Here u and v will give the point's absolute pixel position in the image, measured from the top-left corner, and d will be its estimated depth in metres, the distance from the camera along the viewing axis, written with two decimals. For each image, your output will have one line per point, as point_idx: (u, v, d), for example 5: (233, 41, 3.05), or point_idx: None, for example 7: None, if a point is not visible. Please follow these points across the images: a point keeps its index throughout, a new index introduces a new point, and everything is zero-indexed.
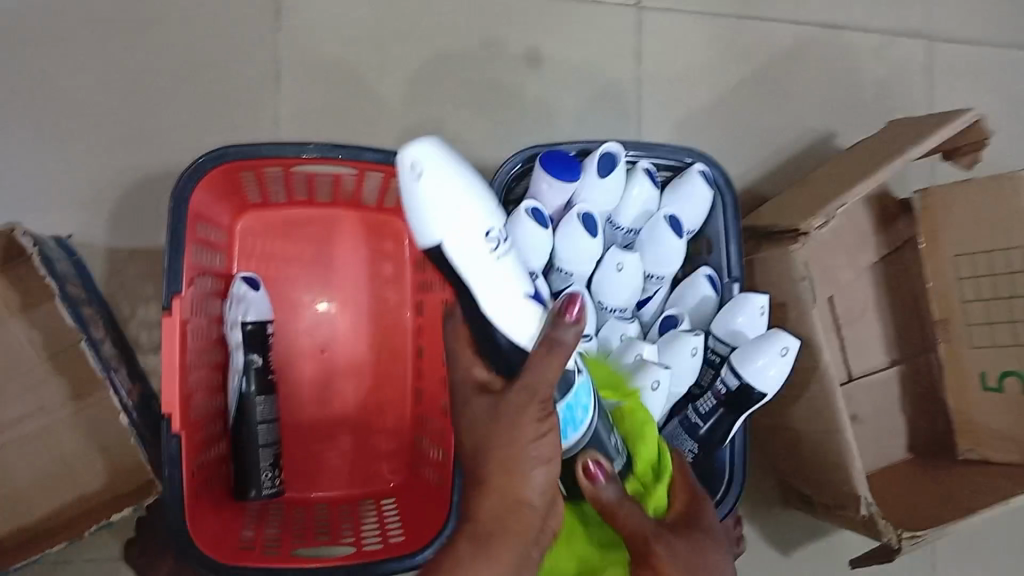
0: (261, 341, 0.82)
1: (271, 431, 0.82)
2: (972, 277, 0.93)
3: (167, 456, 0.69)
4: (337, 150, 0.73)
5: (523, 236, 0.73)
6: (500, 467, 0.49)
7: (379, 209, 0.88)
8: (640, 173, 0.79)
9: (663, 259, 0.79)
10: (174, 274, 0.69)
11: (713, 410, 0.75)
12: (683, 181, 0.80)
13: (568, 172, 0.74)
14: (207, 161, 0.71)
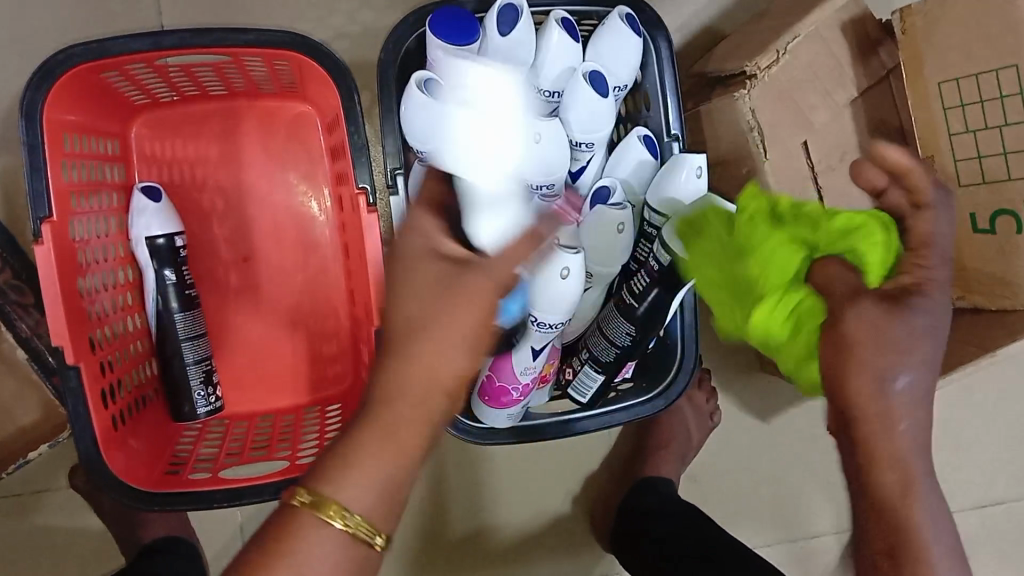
0: (170, 255, 0.76)
1: (199, 347, 0.78)
2: (960, 104, 0.81)
3: (68, 390, 0.65)
4: (200, 36, 0.64)
5: (418, 114, 0.65)
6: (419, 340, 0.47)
7: (282, 96, 0.80)
8: (557, 24, 0.68)
9: (588, 122, 0.69)
10: (37, 198, 0.63)
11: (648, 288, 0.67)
12: (606, 30, 0.69)
13: (462, 36, 0.64)
14: (54, 66, 0.63)
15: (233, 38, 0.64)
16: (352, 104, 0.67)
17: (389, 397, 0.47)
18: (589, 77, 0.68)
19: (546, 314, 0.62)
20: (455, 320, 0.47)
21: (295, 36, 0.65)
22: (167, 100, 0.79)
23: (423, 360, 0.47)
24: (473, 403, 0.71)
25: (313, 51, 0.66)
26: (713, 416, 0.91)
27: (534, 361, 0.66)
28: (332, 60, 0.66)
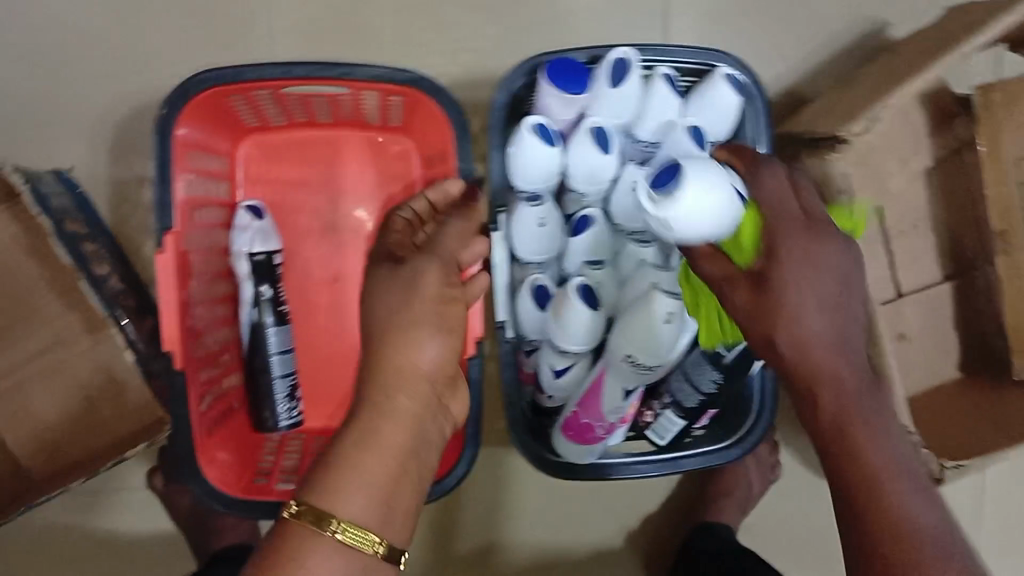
0: (269, 271, 0.79)
1: (288, 361, 0.80)
2: None
3: (174, 395, 0.68)
4: (327, 69, 0.67)
5: (528, 155, 0.68)
6: (400, 333, 0.53)
7: (384, 128, 0.83)
8: (660, 78, 0.71)
9: None
10: (163, 209, 0.66)
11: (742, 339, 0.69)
12: (707, 87, 0.72)
13: (573, 84, 0.67)
14: (190, 88, 0.67)
15: (357, 72, 0.68)
16: (461, 141, 0.70)
17: (380, 403, 0.51)
18: (690, 132, 0.71)
19: (645, 356, 0.63)
20: (432, 313, 0.54)
21: (415, 74, 0.69)
22: (276, 124, 0.82)
23: (401, 352, 0.53)
24: (555, 436, 0.74)
25: (430, 90, 0.69)
26: (774, 469, 0.92)
27: (623, 404, 0.69)
28: (445, 96, 0.69)
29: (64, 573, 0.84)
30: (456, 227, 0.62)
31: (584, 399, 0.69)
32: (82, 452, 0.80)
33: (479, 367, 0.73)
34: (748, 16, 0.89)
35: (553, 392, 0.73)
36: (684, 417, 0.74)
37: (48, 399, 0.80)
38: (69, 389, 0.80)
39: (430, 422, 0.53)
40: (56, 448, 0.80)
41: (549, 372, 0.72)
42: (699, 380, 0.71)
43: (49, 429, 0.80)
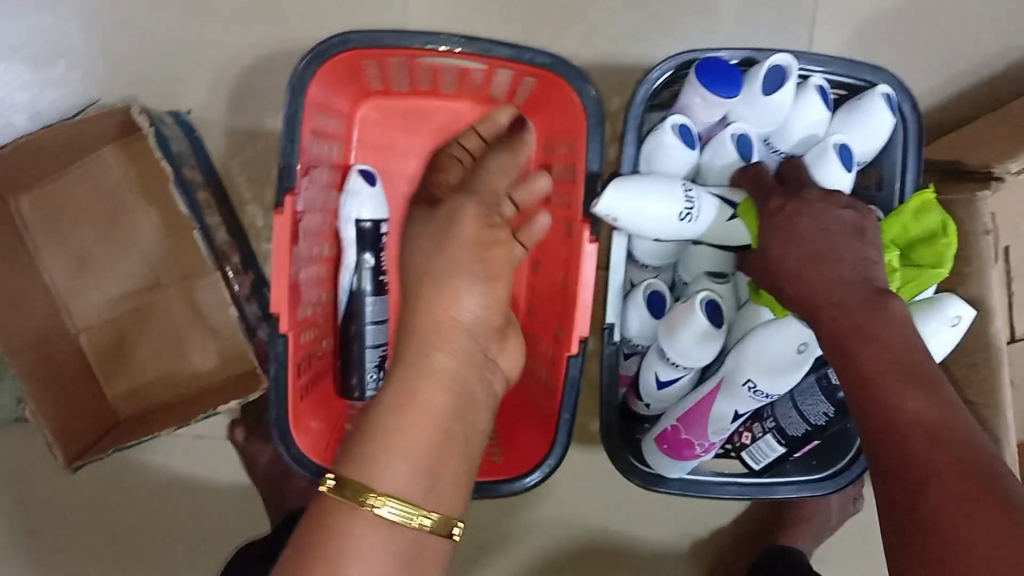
0: (374, 239, 0.78)
1: (381, 332, 0.79)
2: None
3: (274, 356, 0.67)
4: (474, 44, 0.65)
5: (666, 156, 0.65)
6: (431, 285, 0.62)
7: (507, 105, 0.81)
8: (813, 89, 0.67)
9: None
10: (288, 168, 0.65)
11: None
12: (863, 104, 0.68)
13: (724, 87, 0.64)
14: (329, 48, 0.64)
15: (500, 51, 0.65)
16: (594, 134, 0.67)
17: (413, 359, 0.57)
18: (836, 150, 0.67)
19: (764, 382, 0.60)
20: (476, 262, 0.63)
21: (557, 58, 0.66)
22: (398, 90, 0.80)
23: (444, 301, 0.61)
24: (647, 447, 0.71)
25: (572, 76, 0.66)
26: (857, 502, 0.89)
27: (729, 425, 0.66)
28: (584, 83, 0.66)
29: (138, 513, 0.85)
30: (501, 162, 0.71)
31: (688, 414, 0.66)
32: (169, 389, 0.82)
33: (579, 366, 0.70)
34: (895, 32, 0.85)
35: (652, 402, 0.71)
36: (785, 445, 0.70)
37: (138, 333, 0.81)
38: (161, 330, 0.82)
39: (473, 374, 0.58)
40: (144, 383, 0.82)
41: (652, 381, 0.69)
42: (809, 411, 0.67)
43: (139, 363, 0.82)
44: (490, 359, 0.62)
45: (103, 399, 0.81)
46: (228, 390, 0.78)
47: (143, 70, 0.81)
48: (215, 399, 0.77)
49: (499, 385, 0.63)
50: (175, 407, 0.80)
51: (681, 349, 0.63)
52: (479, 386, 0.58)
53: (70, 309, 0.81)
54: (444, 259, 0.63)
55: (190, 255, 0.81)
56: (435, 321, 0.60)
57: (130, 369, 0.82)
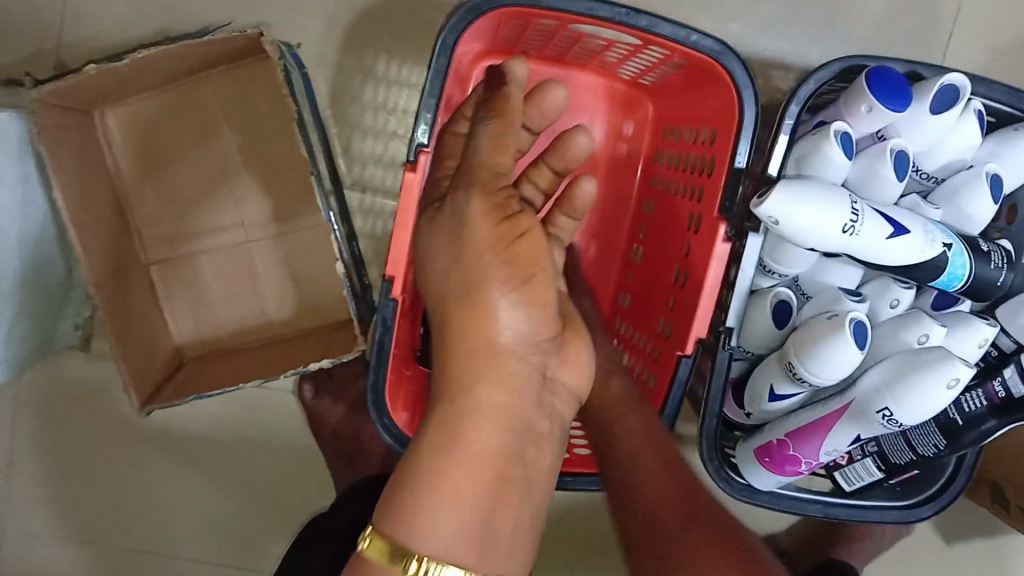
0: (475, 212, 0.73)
1: None
2: None
3: (381, 320, 0.63)
4: (638, 17, 0.61)
5: (825, 162, 0.62)
6: (478, 299, 0.48)
7: (630, 83, 0.78)
8: (973, 113, 0.65)
9: (970, 221, 0.66)
10: (426, 124, 0.61)
11: (980, 413, 0.64)
12: (1020, 135, 0.66)
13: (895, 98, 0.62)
14: (487, 1, 0.60)
15: (665, 28, 0.61)
16: (746, 128, 0.64)
17: (457, 390, 0.49)
18: (989, 178, 0.65)
19: (903, 411, 0.58)
20: (501, 269, 0.48)
21: (722, 44, 0.62)
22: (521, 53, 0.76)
23: (480, 322, 0.48)
24: (743, 456, 0.69)
25: (734, 67, 0.63)
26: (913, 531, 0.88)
27: (843, 448, 0.63)
28: (745, 73, 0.63)
29: (184, 463, 0.80)
30: (491, 126, 0.49)
31: (800, 431, 0.64)
32: (238, 333, 0.78)
33: (687, 369, 0.66)
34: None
35: (756, 412, 0.68)
36: (884, 471, 0.68)
37: (212, 269, 0.77)
38: (237, 271, 0.77)
39: (529, 400, 0.50)
40: (213, 325, 0.77)
41: (763, 394, 0.66)
42: (919, 441, 0.65)
43: (211, 301, 0.77)
44: (550, 377, 0.51)
45: (168, 337, 0.76)
46: (310, 341, 0.75)
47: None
48: (294, 352, 0.73)
49: (564, 402, 0.53)
50: (249, 353, 0.76)
51: (817, 367, 0.60)
52: (539, 415, 0.51)
53: (144, 241, 0.76)
54: (465, 270, 0.48)
55: (281, 196, 0.77)
56: (467, 344, 0.49)
57: (199, 306, 0.77)
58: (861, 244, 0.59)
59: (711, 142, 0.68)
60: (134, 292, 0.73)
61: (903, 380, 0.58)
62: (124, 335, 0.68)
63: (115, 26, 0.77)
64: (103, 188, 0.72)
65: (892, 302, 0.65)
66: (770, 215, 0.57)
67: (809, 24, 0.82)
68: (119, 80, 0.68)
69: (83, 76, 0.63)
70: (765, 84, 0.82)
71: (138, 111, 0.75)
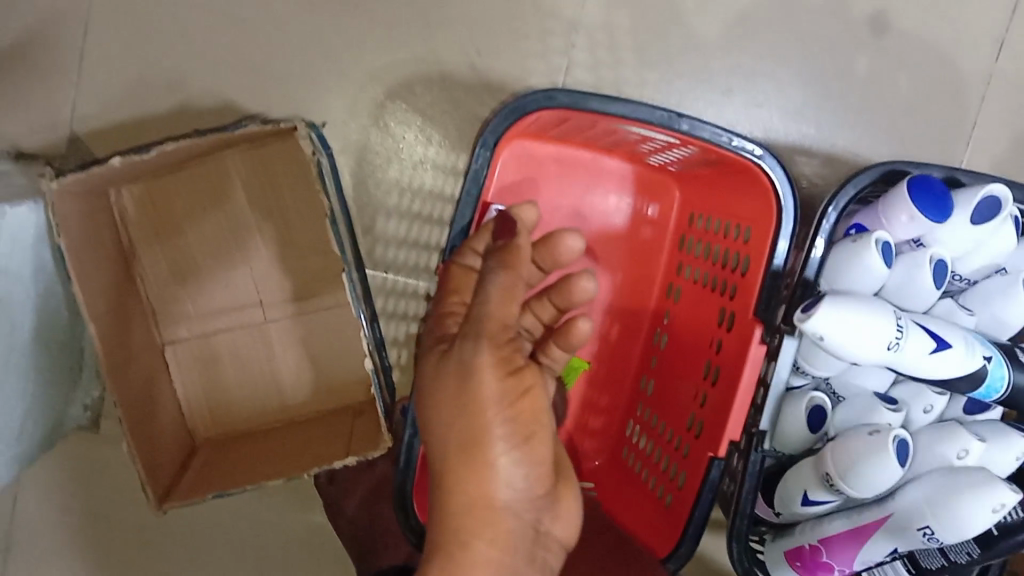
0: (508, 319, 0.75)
1: None
2: None
3: (411, 420, 0.62)
4: (679, 121, 0.61)
5: (865, 271, 0.61)
6: (476, 451, 0.50)
7: (658, 169, 0.77)
8: (1010, 219, 0.64)
9: (1003, 325, 0.66)
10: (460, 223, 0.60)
11: (1018, 523, 0.61)
12: None
13: (935, 209, 0.61)
14: (530, 102, 0.60)
15: (706, 132, 0.61)
16: (785, 230, 0.63)
17: (450, 546, 0.51)
18: None
19: (943, 531, 0.57)
20: (505, 425, 0.50)
21: (763, 148, 0.62)
22: (550, 136, 0.75)
23: (478, 477, 0.50)
24: (771, 556, 0.68)
25: (774, 171, 0.62)
26: None
27: (878, 558, 0.62)
28: (785, 177, 0.63)
29: (187, 550, 0.76)
30: (501, 280, 0.52)
31: (834, 538, 0.62)
32: (254, 415, 0.75)
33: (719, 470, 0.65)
34: None
35: (785, 511, 0.66)
36: (912, 574, 0.66)
37: (229, 349, 0.75)
38: (254, 354, 0.75)
39: (522, 555, 0.52)
40: (227, 406, 0.75)
41: (795, 497, 0.64)
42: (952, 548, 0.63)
43: (226, 381, 0.75)
44: (544, 532, 0.54)
45: (180, 420, 0.74)
46: (329, 425, 0.72)
47: (282, 75, 0.77)
48: (313, 437, 0.70)
49: (554, 556, 0.55)
50: (266, 436, 0.74)
51: (856, 482, 0.59)
52: (530, 569, 0.53)
53: (160, 321, 0.74)
54: (465, 423, 0.50)
55: (300, 277, 0.75)
56: (468, 502, 0.51)
57: (212, 386, 0.75)
58: (907, 359, 0.58)
59: (746, 241, 0.66)
60: (149, 374, 0.71)
61: (943, 500, 0.57)
62: (137, 428, 0.65)
63: (138, 103, 0.77)
64: (118, 268, 0.70)
65: (926, 407, 0.64)
66: (819, 331, 0.56)
67: (837, 112, 0.81)
68: (140, 164, 0.67)
69: (107, 167, 0.62)
70: (792, 169, 0.81)
71: (159, 189, 0.73)
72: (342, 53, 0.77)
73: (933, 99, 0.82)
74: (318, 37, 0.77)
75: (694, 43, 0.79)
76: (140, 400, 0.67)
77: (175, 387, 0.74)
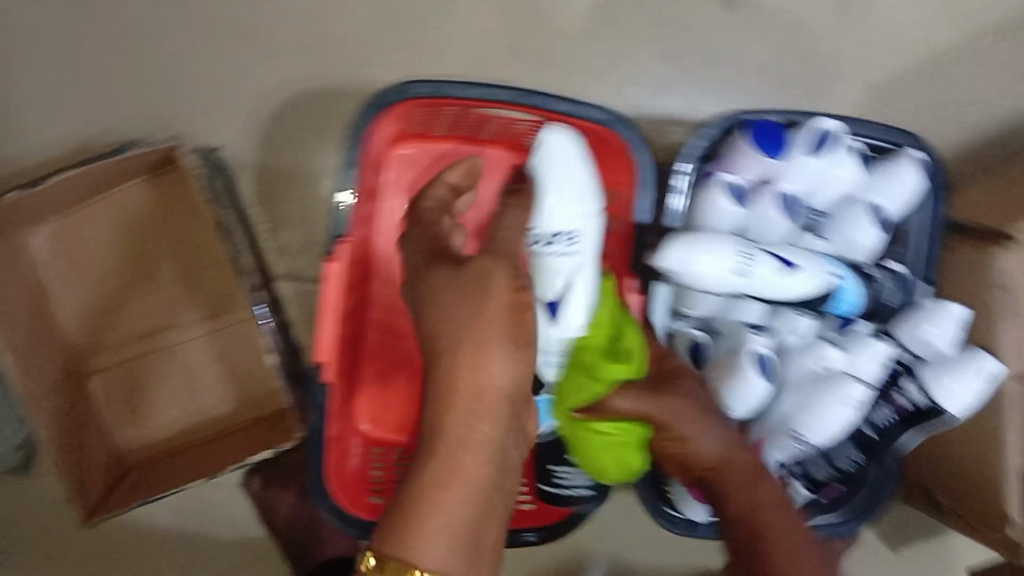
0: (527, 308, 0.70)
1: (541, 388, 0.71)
2: None
3: (314, 404, 0.67)
4: (533, 97, 0.66)
5: (713, 213, 0.68)
6: (482, 352, 0.46)
7: None
8: (849, 152, 0.70)
9: (858, 249, 0.72)
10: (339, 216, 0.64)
11: (889, 424, 0.71)
12: (899, 166, 0.70)
13: (771, 148, 0.67)
14: (390, 95, 0.64)
15: (560, 105, 0.66)
16: (645, 187, 0.68)
17: (446, 436, 0.47)
18: (868, 210, 0.71)
19: (811, 432, 0.68)
20: (505, 331, 0.47)
21: (615, 113, 0.67)
22: (430, 131, 0.77)
23: (480, 367, 0.46)
24: (679, 493, 0.72)
25: (626, 133, 0.68)
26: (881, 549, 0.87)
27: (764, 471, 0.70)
28: (641, 138, 0.68)
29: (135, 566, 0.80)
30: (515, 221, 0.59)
31: None
32: (181, 433, 0.78)
33: None
34: (919, 93, 0.87)
35: None
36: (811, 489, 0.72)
37: (150, 374, 0.78)
38: (176, 375, 0.78)
39: (508, 448, 0.49)
40: (153, 427, 0.78)
41: None
42: (836, 454, 0.72)
43: (151, 404, 0.78)
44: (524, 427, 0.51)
45: (109, 446, 0.77)
46: (251, 432, 0.75)
47: (173, 109, 0.81)
48: (234, 445, 0.73)
49: (535, 456, 0.54)
50: (192, 452, 0.76)
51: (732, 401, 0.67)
52: (514, 458, 0.50)
53: (80, 355, 0.77)
54: (485, 324, 0.47)
55: (218, 299, 0.78)
56: (456, 397, 0.47)
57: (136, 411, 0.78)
58: (763, 279, 0.63)
59: (613, 203, 0.72)
60: (72, 404, 0.74)
61: (807, 408, 0.68)
62: (58, 450, 0.68)
63: (43, 149, 0.81)
64: (32, 306, 0.74)
65: (793, 330, 0.69)
66: (679, 263, 0.62)
67: (706, 76, 0.86)
68: (38, 202, 0.71)
69: None
70: (665, 139, 0.86)
71: (64, 228, 0.76)
72: (228, 82, 0.81)
73: (795, 52, 0.87)
74: (202, 70, 0.81)
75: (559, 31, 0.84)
76: (61, 426, 0.70)
77: (102, 416, 0.77)
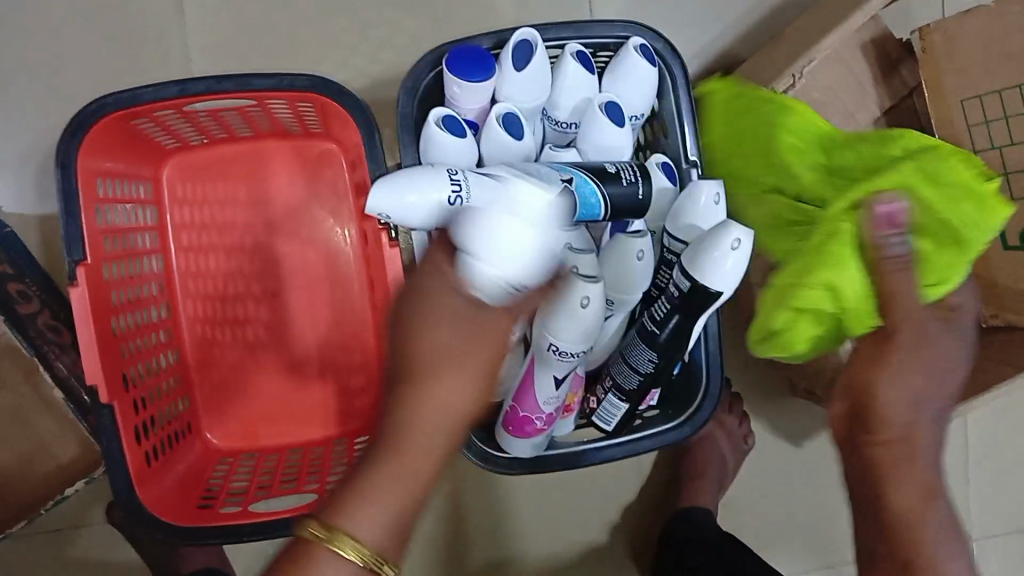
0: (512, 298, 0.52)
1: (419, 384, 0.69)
2: (984, 122, 0.81)
3: (103, 429, 0.67)
4: (224, 82, 0.66)
5: (439, 148, 0.66)
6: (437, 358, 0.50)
7: (308, 135, 0.82)
8: (573, 55, 0.69)
9: (608, 150, 0.70)
10: (71, 241, 0.66)
11: (667, 316, 0.67)
12: (620, 58, 0.70)
13: (477, 71, 0.65)
14: (87, 115, 0.66)
15: (256, 82, 0.66)
16: (372, 141, 0.69)
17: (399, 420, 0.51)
18: (604, 107, 0.69)
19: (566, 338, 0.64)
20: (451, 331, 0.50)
21: (312, 78, 0.67)
22: (194, 142, 0.81)
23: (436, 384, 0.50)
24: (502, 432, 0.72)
25: (337, 93, 0.68)
26: (747, 440, 0.95)
27: (557, 395, 0.69)
28: (349, 97, 0.68)
29: None
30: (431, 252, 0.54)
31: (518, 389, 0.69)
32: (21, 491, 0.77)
33: None
34: None
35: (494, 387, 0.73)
36: (626, 401, 0.72)
37: None
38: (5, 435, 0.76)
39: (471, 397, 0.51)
40: None
41: None
42: (634, 359, 0.69)
43: None
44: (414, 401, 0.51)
45: None
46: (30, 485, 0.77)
47: None
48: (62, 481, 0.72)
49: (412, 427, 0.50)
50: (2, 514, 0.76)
51: None
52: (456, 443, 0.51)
53: None
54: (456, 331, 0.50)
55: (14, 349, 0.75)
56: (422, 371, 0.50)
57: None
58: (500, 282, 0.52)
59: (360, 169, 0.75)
60: None
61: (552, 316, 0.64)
62: None
63: None
64: None
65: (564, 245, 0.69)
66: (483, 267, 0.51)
67: (461, 19, 0.87)
68: None
69: None
70: None
71: None
72: None
73: None
74: None
75: (305, 11, 0.85)
76: None
77: None
